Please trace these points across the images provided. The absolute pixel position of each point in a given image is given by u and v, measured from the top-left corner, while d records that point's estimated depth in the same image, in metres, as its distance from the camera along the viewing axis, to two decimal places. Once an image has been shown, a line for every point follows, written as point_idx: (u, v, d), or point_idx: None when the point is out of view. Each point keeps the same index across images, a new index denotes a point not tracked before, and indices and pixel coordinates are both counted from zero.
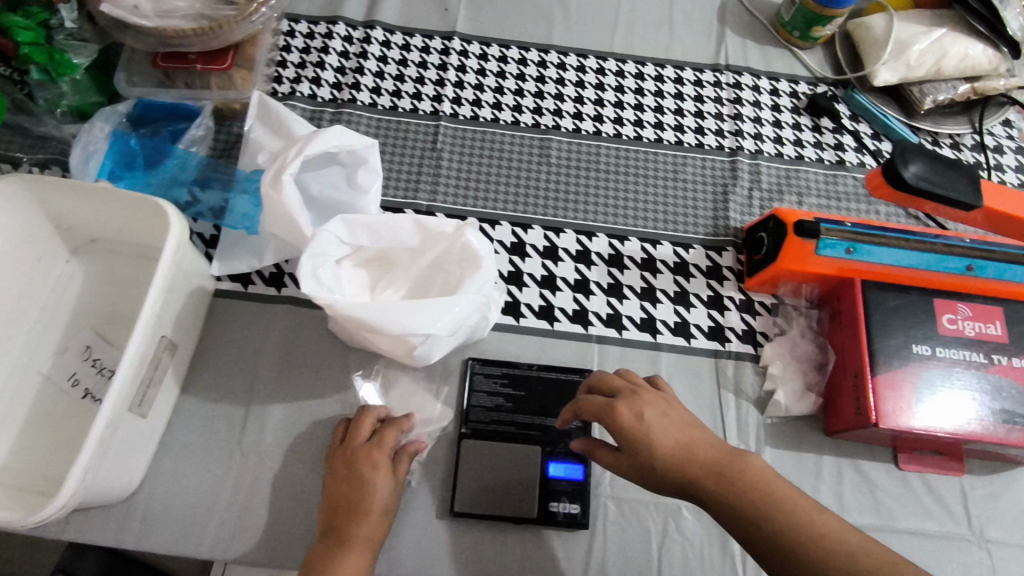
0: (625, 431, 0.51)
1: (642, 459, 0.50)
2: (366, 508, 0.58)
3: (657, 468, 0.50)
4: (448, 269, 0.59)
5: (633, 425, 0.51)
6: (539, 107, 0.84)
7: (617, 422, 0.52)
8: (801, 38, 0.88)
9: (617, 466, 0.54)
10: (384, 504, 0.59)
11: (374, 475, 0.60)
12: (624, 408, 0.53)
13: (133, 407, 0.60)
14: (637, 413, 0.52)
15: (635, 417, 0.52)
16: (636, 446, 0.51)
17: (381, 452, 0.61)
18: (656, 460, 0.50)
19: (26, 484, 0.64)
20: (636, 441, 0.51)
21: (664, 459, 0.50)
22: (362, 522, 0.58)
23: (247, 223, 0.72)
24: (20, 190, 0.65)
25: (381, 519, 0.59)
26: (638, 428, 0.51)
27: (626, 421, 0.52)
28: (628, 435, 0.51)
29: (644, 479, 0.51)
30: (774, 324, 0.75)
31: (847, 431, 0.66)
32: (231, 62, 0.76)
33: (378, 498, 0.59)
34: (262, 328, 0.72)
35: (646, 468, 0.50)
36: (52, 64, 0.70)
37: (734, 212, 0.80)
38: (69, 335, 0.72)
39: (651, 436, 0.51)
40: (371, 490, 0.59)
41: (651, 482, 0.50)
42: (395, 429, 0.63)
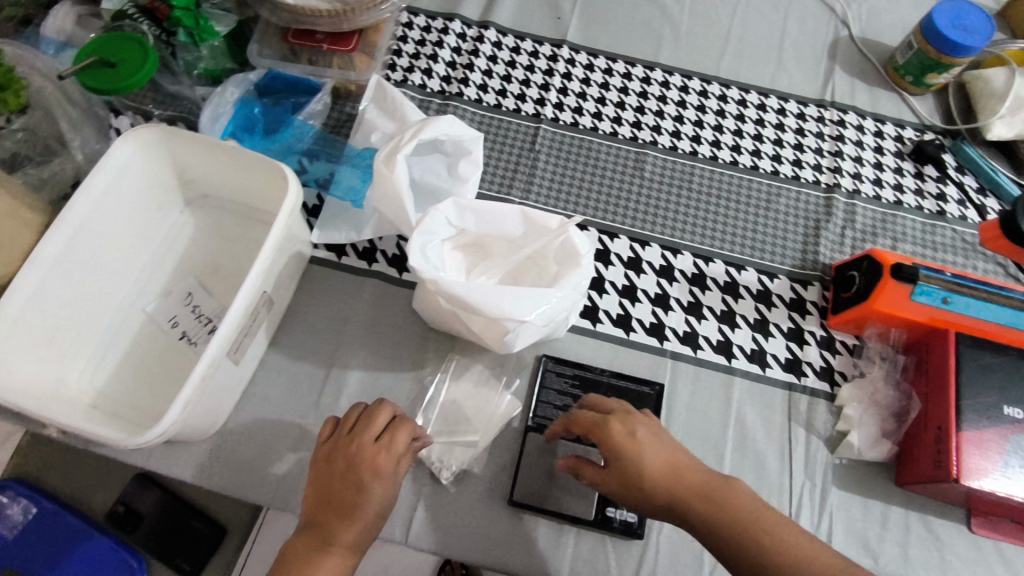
0: (617, 448, 0.51)
1: (631, 477, 0.50)
2: (361, 517, 0.53)
3: (648, 488, 0.50)
4: (544, 263, 0.61)
5: (626, 442, 0.51)
6: (638, 121, 0.86)
7: (609, 438, 0.52)
8: (913, 83, 0.87)
9: (602, 483, 0.53)
10: (380, 514, 0.54)
11: (376, 484, 0.54)
12: (616, 423, 0.52)
13: (230, 353, 0.63)
14: (631, 430, 0.52)
15: (627, 433, 0.51)
16: (626, 464, 0.50)
17: (388, 457, 0.55)
18: (647, 480, 0.50)
19: (120, 412, 0.68)
20: (627, 459, 0.50)
21: (655, 479, 0.50)
22: (354, 527, 0.53)
23: (354, 196, 0.76)
24: (153, 139, 0.70)
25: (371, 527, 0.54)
26: (631, 445, 0.51)
27: (619, 437, 0.51)
28: (620, 451, 0.51)
29: (631, 497, 0.51)
30: (854, 365, 0.73)
31: (922, 483, 0.65)
32: (355, 45, 0.81)
33: (374, 509, 0.53)
34: (350, 298, 0.75)
35: (635, 486, 0.50)
36: (196, 28, 0.76)
37: (824, 248, 0.79)
38: (175, 280, 0.76)
39: (643, 454, 0.50)
40: (371, 499, 0.53)
41: (640, 500, 0.51)
42: (405, 433, 0.57)
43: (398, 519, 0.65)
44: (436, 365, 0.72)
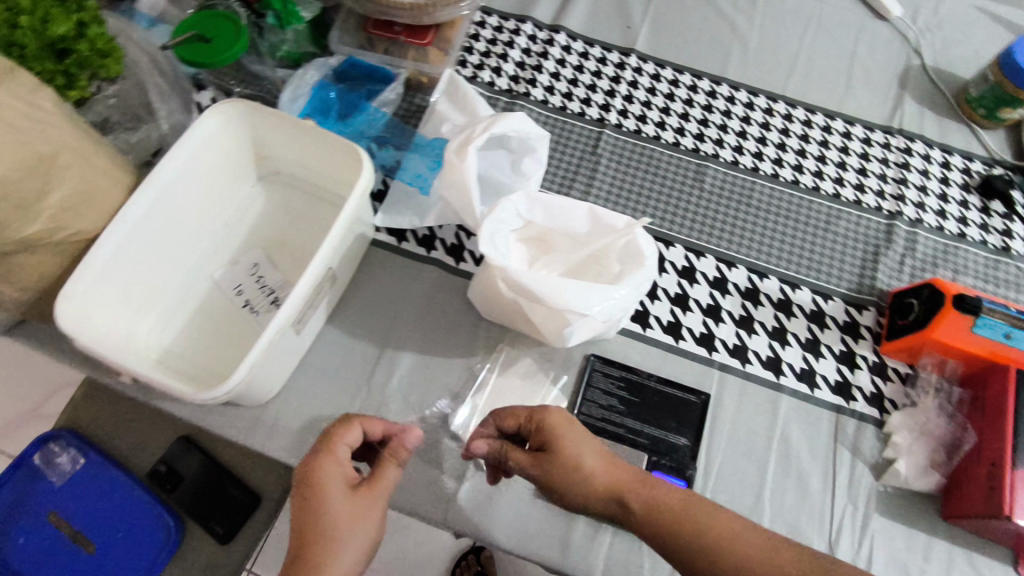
0: (555, 436, 0.55)
1: (568, 464, 0.54)
2: (326, 529, 0.48)
3: (586, 473, 0.54)
4: (605, 262, 0.62)
5: (564, 431, 0.55)
6: (701, 133, 0.87)
7: (546, 428, 0.56)
8: (985, 116, 0.86)
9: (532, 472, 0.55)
10: (351, 522, 0.49)
11: (332, 490, 0.50)
12: (555, 413, 0.57)
13: (293, 324, 0.66)
14: (568, 422, 0.56)
15: (566, 424, 0.56)
16: (563, 450, 0.55)
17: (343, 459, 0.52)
18: (585, 465, 0.54)
19: (182, 371, 0.71)
20: (565, 446, 0.55)
21: (592, 465, 0.54)
22: (322, 541, 0.48)
23: (420, 183, 0.79)
24: (237, 113, 0.74)
25: (350, 541, 0.48)
26: (568, 434, 0.55)
27: (557, 426, 0.56)
28: (559, 439, 0.55)
29: (565, 484, 0.54)
30: (906, 394, 0.72)
31: (969, 519, 0.63)
32: (431, 38, 0.83)
33: (338, 517, 0.49)
34: (407, 282, 0.77)
35: (572, 472, 0.54)
36: (284, 12, 0.79)
37: (882, 274, 0.78)
38: (242, 251, 0.79)
39: (580, 443, 0.55)
40: (331, 505, 0.49)
41: (574, 487, 0.54)
42: (356, 432, 0.54)
43: (439, 501, 0.66)
44: (485, 355, 0.74)
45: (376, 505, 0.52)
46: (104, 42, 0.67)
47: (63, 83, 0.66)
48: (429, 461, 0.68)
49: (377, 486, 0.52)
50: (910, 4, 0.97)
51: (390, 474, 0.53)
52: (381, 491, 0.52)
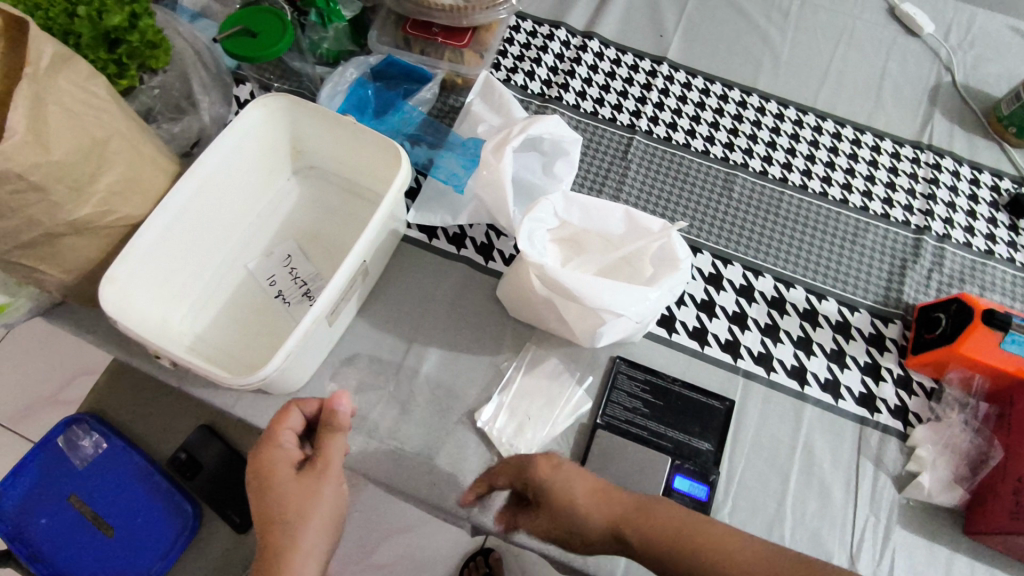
0: (545, 487, 0.55)
1: (565, 519, 0.54)
2: (279, 514, 0.50)
3: (581, 514, 0.54)
4: (638, 264, 0.63)
5: (551, 483, 0.55)
6: (731, 142, 0.87)
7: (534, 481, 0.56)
8: (1016, 135, 0.86)
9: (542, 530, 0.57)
10: (302, 502, 0.51)
11: (277, 478, 0.52)
12: (541, 460, 0.56)
13: (327, 315, 0.67)
14: (552, 468, 0.56)
15: (550, 472, 0.55)
16: (556, 502, 0.54)
17: (286, 444, 0.54)
18: (579, 505, 0.54)
19: (213, 358, 0.72)
20: (557, 497, 0.54)
21: (585, 514, 0.54)
22: (278, 526, 0.50)
23: (455, 181, 0.80)
24: (278, 107, 0.75)
25: (305, 519, 0.50)
26: (555, 484, 0.55)
27: (544, 478, 0.55)
28: (549, 490, 0.55)
29: (571, 538, 0.55)
30: (930, 408, 0.72)
31: (992, 534, 0.63)
32: (468, 41, 0.85)
33: (286, 500, 0.51)
34: (436, 279, 0.78)
35: (571, 527, 0.54)
36: (326, 10, 0.80)
37: (909, 288, 0.79)
38: (276, 242, 0.80)
39: (569, 491, 0.54)
40: (278, 491, 0.51)
41: (580, 537, 0.55)
42: (290, 416, 0.55)
43: (462, 495, 0.67)
44: (511, 353, 0.75)
45: (325, 477, 0.53)
46: (154, 34, 0.68)
47: (115, 72, 0.67)
48: (454, 455, 0.69)
49: (324, 461, 0.53)
50: (942, 21, 0.97)
51: (334, 444, 0.54)
52: (330, 463, 0.53)
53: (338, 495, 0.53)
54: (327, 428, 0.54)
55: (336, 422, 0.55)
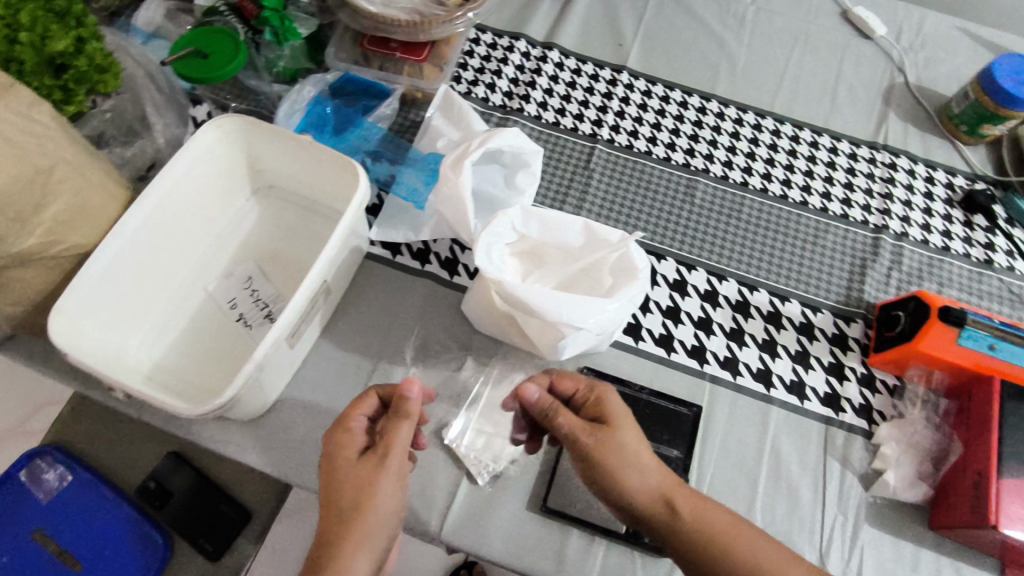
0: (612, 413, 0.57)
1: (620, 441, 0.55)
2: (333, 501, 0.50)
3: (643, 458, 0.54)
4: (598, 276, 0.63)
5: (623, 414, 0.57)
6: (691, 149, 0.88)
7: (603, 404, 0.58)
8: (967, 133, 0.88)
9: (583, 434, 0.55)
10: (356, 489, 0.51)
11: (344, 460, 0.53)
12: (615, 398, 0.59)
13: (288, 337, 0.66)
14: (625, 409, 0.58)
15: (622, 409, 0.58)
16: (619, 428, 0.56)
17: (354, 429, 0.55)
18: (644, 450, 0.55)
19: (174, 385, 0.71)
20: (620, 425, 0.56)
21: (644, 454, 0.55)
22: (332, 512, 0.50)
23: (415, 198, 0.80)
24: (233, 128, 0.74)
25: (355, 509, 0.50)
26: (623, 417, 0.57)
27: (615, 407, 0.58)
28: (616, 417, 0.57)
29: (613, 458, 0.54)
30: (893, 405, 0.73)
31: (956, 529, 0.64)
32: (427, 55, 0.86)
33: (346, 485, 0.51)
34: (401, 296, 0.78)
35: (624, 449, 0.54)
36: (281, 28, 0.80)
37: (869, 287, 0.80)
38: (236, 263, 0.79)
39: (634, 431, 0.56)
40: (341, 475, 0.52)
41: (620, 466, 0.54)
42: (366, 402, 0.56)
43: (432, 514, 0.66)
44: (478, 367, 0.74)
45: (381, 466, 0.52)
46: (102, 58, 0.68)
47: (61, 98, 0.66)
48: (423, 474, 0.68)
49: (384, 450, 0.52)
50: (894, 23, 0.99)
51: (396, 433, 0.53)
52: (388, 452, 0.52)
53: (399, 485, 0.52)
54: (393, 415, 0.54)
55: (403, 412, 0.54)
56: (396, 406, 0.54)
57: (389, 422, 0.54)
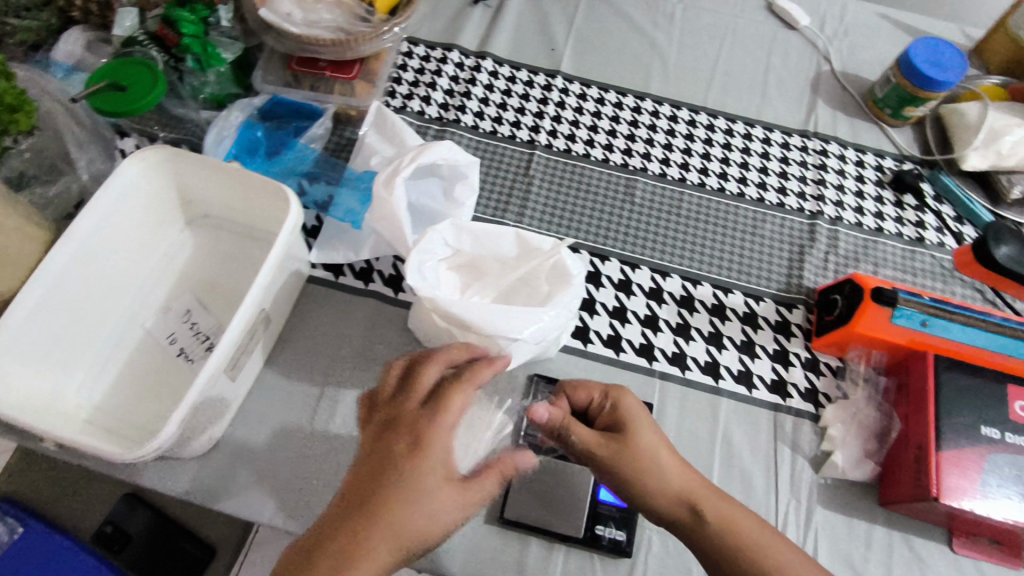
0: (627, 419, 0.57)
1: (635, 452, 0.54)
2: (372, 495, 0.45)
3: (661, 465, 0.54)
4: (535, 283, 0.63)
5: (640, 421, 0.56)
6: (629, 149, 0.89)
7: (618, 412, 0.57)
8: (892, 115, 0.91)
9: (598, 447, 0.55)
10: (401, 490, 0.45)
11: (384, 446, 0.48)
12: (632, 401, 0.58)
13: (227, 369, 0.64)
14: (642, 413, 0.57)
15: (639, 415, 0.57)
16: (635, 437, 0.55)
17: (399, 414, 0.50)
18: (662, 456, 0.54)
19: (114, 428, 0.69)
20: (636, 434, 0.55)
21: (663, 462, 0.54)
22: (366, 507, 0.45)
23: (351, 218, 0.79)
24: (158, 160, 0.72)
25: (395, 510, 0.45)
26: (639, 424, 0.56)
27: (631, 411, 0.57)
28: (632, 425, 0.56)
29: (631, 471, 0.54)
30: (837, 386, 0.75)
31: (903, 503, 0.66)
32: (357, 72, 0.84)
33: (389, 486, 0.46)
34: (346, 317, 0.77)
35: (640, 459, 0.54)
36: (203, 55, 0.79)
37: (808, 272, 0.82)
38: (173, 297, 0.77)
39: (651, 436, 0.56)
40: (383, 466, 0.47)
41: (638, 476, 0.54)
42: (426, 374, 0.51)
43: None
44: None
45: (429, 467, 0.47)
46: (13, 97, 0.64)
47: None
48: None
49: (430, 445, 0.47)
50: (817, 13, 1.02)
51: (443, 429, 0.48)
52: (434, 449, 0.47)
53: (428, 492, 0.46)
54: (440, 408, 0.49)
55: (449, 405, 0.49)
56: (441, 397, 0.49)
57: (434, 411, 0.49)
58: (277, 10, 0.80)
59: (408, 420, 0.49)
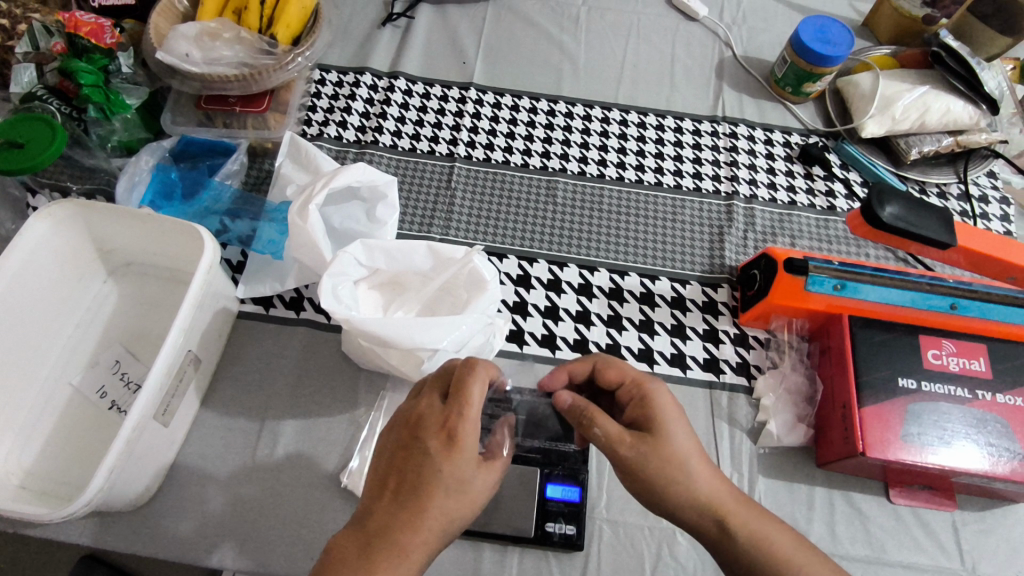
0: (657, 418, 0.52)
1: (668, 452, 0.50)
2: (417, 491, 0.47)
3: (692, 472, 0.50)
4: (456, 293, 0.66)
5: (674, 417, 0.52)
6: (547, 151, 0.91)
7: (649, 407, 0.53)
8: (793, 93, 0.94)
9: (622, 444, 0.51)
10: (442, 486, 0.47)
11: (419, 445, 0.49)
12: (664, 398, 0.53)
13: (157, 415, 0.64)
14: (676, 409, 0.53)
15: (673, 413, 0.53)
16: (669, 436, 0.51)
17: (423, 412, 0.51)
18: (693, 463, 0.50)
19: (48, 489, 0.67)
20: (670, 432, 0.51)
21: (694, 465, 0.50)
22: (412, 506, 0.47)
23: (273, 248, 0.79)
24: (67, 213, 0.71)
25: (438, 505, 0.47)
26: (673, 421, 0.52)
27: (661, 410, 0.53)
28: (666, 421, 0.52)
29: (662, 472, 0.50)
30: (767, 357, 0.78)
31: (837, 461, 0.68)
32: (267, 105, 0.85)
33: (425, 476, 0.48)
34: (280, 348, 0.77)
35: (671, 461, 0.50)
36: (107, 103, 0.78)
37: (729, 251, 0.84)
38: (100, 350, 0.76)
39: (685, 438, 0.51)
40: (420, 460, 0.48)
41: (666, 478, 0.50)
42: (474, 381, 0.51)
43: None
44: (369, 404, 0.74)
45: (463, 459, 0.49)
46: None
47: None
48: (328, 524, 0.67)
49: (461, 439, 0.49)
50: (715, 3, 1.06)
51: (470, 422, 0.49)
52: (466, 442, 0.49)
53: (462, 483, 0.48)
54: (465, 402, 0.50)
55: (470, 396, 0.50)
56: (465, 390, 0.50)
57: (460, 405, 0.49)
58: (175, 51, 0.79)
59: (436, 418, 0.50)
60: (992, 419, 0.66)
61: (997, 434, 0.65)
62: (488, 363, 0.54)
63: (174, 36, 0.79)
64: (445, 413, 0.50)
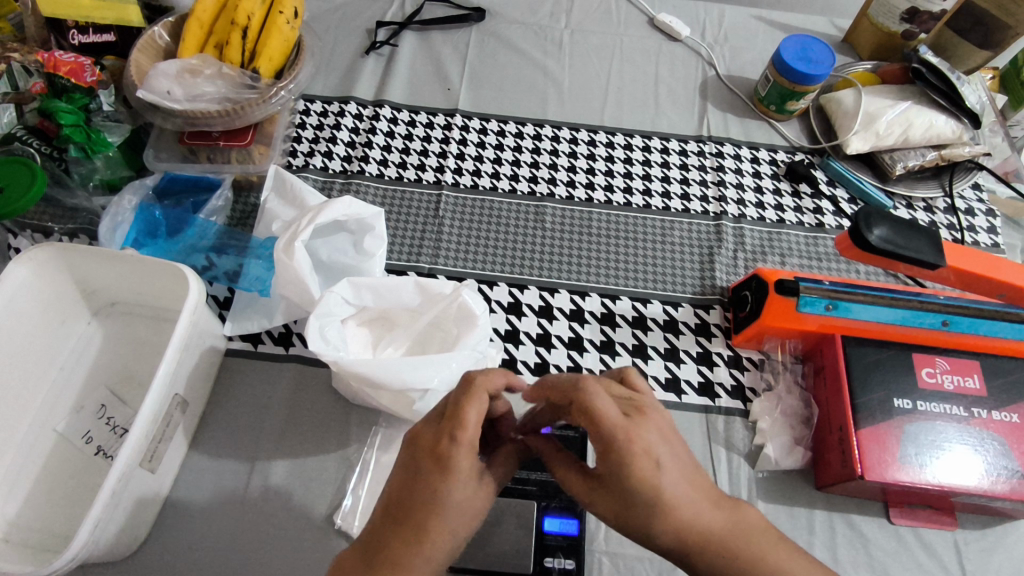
0: (619, 480, 0.43)
1: (643, 502, 0.43)
2: (412, 513, 0.43)
3: (658, 530, 0.44)
4: (446, 327, 0.67)
5: (645, 465, 0.42)
6: (534, 176, 0.91)
7: (617, 460, 0.42)
8: (777, 111, 0.95)
9: (584, 493, 0.47)
10: (438, 506, 0.43)
11: (411, 465, 0.45)
12: (631, 452, 0.42)
13: (144, 462, 0.62)
14: (649, 446, 0.43)
15: (645, 456, 0.42)
16: (642, 487, 0.43)
17: (419, 430, 0.46)
18: (660, 523, 0.43)
19: (32, 541, 0.65)
20: (645, 482, 0.43)
21: (663, 522, 0.43)
22: (408, 526, 0.43)
23: (259, 285, 0.78)
24: (49, 257, 0.70)
25: (435, 529, 0.42)
26: (646, 466, 0.42)
27: (623, 472, 0.42)
28: (637, 472, 0.42)
29: (629, 526, 0.44)
30: (761, 379, 0.77)
31: (836, 484, 0.68)
32: (252, 138, 0.83)
33: (418, 496, 0.43)
34: (269, 386, 0.76)
35: (649, 510, 0.43)
36: (89, 142, 0.77)
37: (720, 271, 0.84)
38: (86, 394, 0.74)
39: (651, 498, 0.43)
40: (415, 480, 0.44)
41: (637, 530, 0.44)
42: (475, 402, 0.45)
43: None
44: (361, 440, 0.73)
45: (458, 477, 0.44)
46: None
47: None
48: (322, 567, 0.66)
49: (454, 460, 0.43)
50: (696, 24, 1.07)
51: (466, 444, 0.44)
52: (461, 467, 0.44)
53: (460, 497, 0.44)
54: (460, 422, 0.44)
55: (468, 420, 0.44)
56: (461, 412, 0.45)
57: (453, 430, 0.44)
58: (157, 89, 0.78)
59: (429, 437, 0.45)
60: (988, 437, 0.66)
61: (995, 452, 0.65)
62: (493, 382, 0.48)
63: (155, 73, 0.78)
64: (438, 434, 0.45)
